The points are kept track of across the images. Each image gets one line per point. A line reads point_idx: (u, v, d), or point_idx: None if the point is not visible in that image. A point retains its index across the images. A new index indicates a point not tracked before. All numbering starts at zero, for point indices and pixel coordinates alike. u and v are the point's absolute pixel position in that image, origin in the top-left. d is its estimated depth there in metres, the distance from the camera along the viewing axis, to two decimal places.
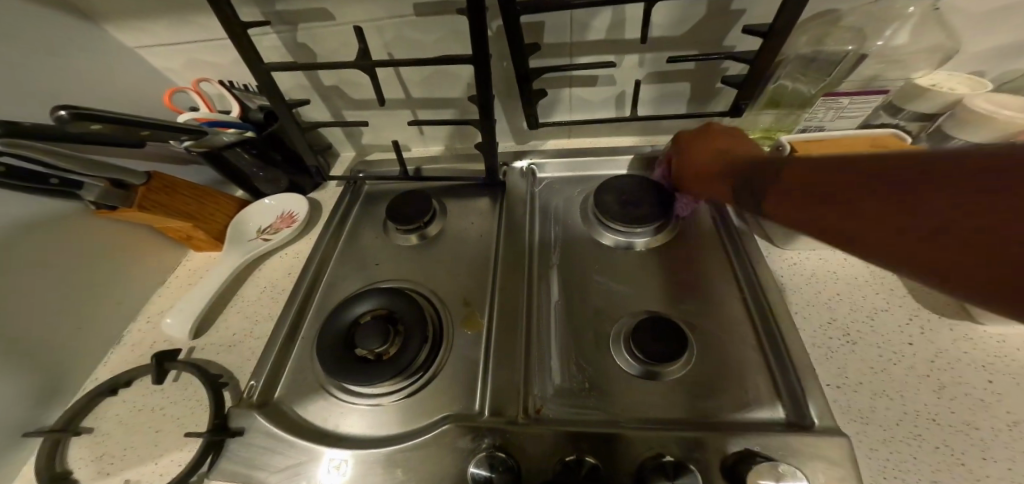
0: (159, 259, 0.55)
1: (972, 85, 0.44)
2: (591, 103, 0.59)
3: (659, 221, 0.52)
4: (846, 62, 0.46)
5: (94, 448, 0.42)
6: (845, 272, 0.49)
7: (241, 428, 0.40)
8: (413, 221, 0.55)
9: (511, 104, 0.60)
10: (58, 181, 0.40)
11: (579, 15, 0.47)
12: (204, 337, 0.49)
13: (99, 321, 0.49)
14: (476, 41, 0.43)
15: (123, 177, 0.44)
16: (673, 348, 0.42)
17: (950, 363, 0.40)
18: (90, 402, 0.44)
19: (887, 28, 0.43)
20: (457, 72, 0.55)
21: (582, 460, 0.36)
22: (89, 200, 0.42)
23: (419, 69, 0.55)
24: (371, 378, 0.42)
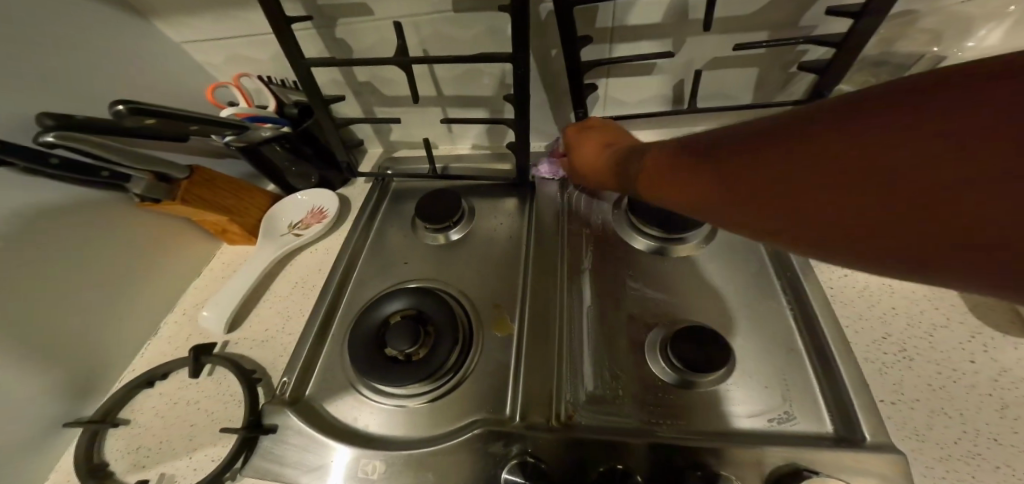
0: (195, 252, 0.57)
1: None
2: (629, 103, 0.57)
3: (698, 227, 0.50)
4: (918, 66, 0.43)
5: (133, 438, 0.43)
6: (901, 284, 0.46)
7: (274, 425, 0.41)
8: (443, 221, 0.55)
9: (544, 103, 0.59)
10: (109, 173, 0.41)
11: (622, 5, 0.44)
12: (238, 332, 0.50)
13: (137, 313, 0.50)
14: (517, 38, 0.42)
15: (168, 171, 0.45)
16: (714, 361, 0.40)
17: (1016, 381, 0.37)
18: (129, 393, 0.46)
19: (964, 25, 0.40)
20: (492, 69, 0.54)
21: (616, 468, 0.35)
22: (136, 193, 0.43)
23: (453, 67, 0.54)
24: (401, 379, 0.42)
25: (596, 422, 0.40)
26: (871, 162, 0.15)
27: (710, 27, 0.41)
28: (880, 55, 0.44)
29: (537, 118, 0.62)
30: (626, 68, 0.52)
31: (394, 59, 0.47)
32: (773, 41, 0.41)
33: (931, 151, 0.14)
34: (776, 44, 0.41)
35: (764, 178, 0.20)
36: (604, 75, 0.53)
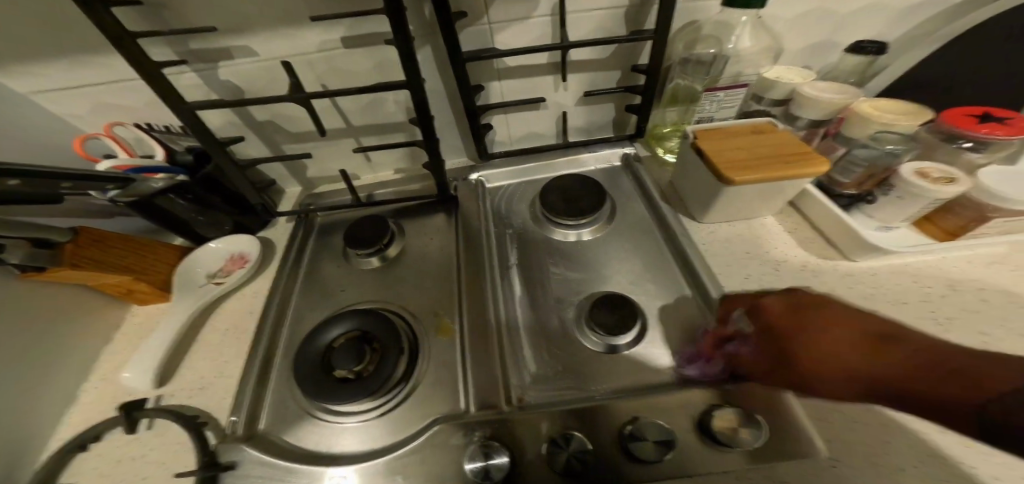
0: (98, 317, 0.51)
1: (802, 75, 0.57)
2: (524, 116, 0.66)
3: (598, 210, 0.58)
4: (716, 64, 0.57)
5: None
6: (750, 232, 0.56)
7: (233, 462, 0.39)
8: (373, 244, 0.57)
9: (447, 123, 0.64)
10: None
11: (497, 28, 0.53)
12: (166, 388, 0.47)
13: (52, 382, 0.45)
14: (408, 65, 0.47)
15: (46, 235, 0.42)
16: (626, 321, 0.47)
17: (842, 297, 0.48)
18: (59, 463, 0.41)
19: (731, 34, 0.55)
20: (390, 97, 0.58)
21: (569, 435, 0.39)
22: (12, 262, 0.39)
23: (356, 97, 0.57)
24: (353, 396, 0.43)
25: (547, 398, 0.45)
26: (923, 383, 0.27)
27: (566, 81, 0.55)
28: (691, 56, 0.58)
29: (446, 136, 0.67)
30: (508, 83, 0.60)
31: (290, 97, 0.49)
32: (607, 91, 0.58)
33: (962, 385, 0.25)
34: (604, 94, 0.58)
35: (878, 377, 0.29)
36: (495, 93, 0.62)
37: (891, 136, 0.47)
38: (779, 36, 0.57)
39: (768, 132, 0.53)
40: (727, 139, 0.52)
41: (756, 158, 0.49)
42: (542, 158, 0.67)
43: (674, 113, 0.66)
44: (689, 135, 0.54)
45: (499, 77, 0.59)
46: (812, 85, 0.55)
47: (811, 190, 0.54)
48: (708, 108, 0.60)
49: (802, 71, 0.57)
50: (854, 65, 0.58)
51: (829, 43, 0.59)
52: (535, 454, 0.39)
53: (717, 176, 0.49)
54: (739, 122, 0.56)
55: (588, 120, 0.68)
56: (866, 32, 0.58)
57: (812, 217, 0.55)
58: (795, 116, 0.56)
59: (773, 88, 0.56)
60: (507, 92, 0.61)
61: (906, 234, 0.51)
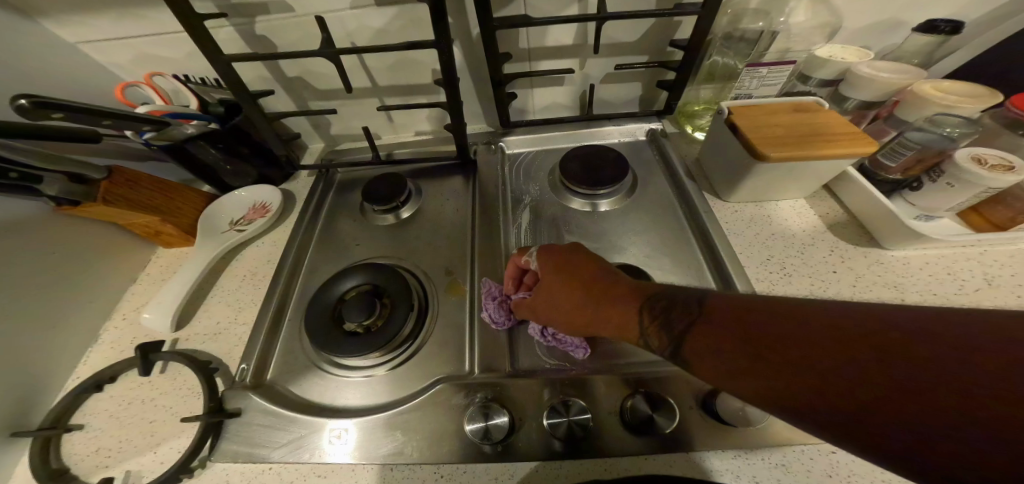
0: (127, 259, 0.54)
1: (859, 55, 0.53)
2: (552, 87, 0.64)
3: (619, 182, 0.56)
4: (762, 41, 0.54)
5: (91, 441, 0.43)
6: (777, 214, 0.53)
7: (239, 409, 0.42)
8: (391, 200, 0.57)
9: (472, 89, 0.63)
10: (19, 175, 0.38)
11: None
12: (187, 329, 0.49)
13: (75, 321, 0.48)
14: (439, 28, 0.45)
15: (82, 171, 0.43)
16: None
17: (868, 285, 0.45)
18: (76, 399, 0.45)
19: (787, 6, 0.52)
20: (416, 59, 0.57)
21: (570, 402, 0.40)
22: (49, 194, 0.41)
23: (384, 58, 0.56)
24: (362, 349, 0.45)
25: (550, 365, 0.46)
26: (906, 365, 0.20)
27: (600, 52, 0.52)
28: (738, 32, 0.54)
29: (470, 102, 0.65)
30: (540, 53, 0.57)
31: (321, 52, 0.49)
32: (642, 64, 0.55)
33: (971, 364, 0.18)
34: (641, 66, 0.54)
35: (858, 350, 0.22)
36: (525, 62, 0.59)
37: (953, 119, 0.44)
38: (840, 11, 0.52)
39: (812, 110, 0.50)
40: (765, 116, 0.49)
41: (796, 134, 0.46)
42: (566, 128, 0.66)
43: (708, 92, 0.63)
44: (724, 111, 0.51)
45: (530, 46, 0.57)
46: (869, 65, 0.50)
47: (851, 172, 0.51)
48: (748, 85, 0.56)
49: (860, 50, 0.53)
50: (917, 46, 0.53)
51: (893, 21, 0.55)
52: (532, 417, 0.40)
53: (750, 152, 0.47)
54: (781, 99, 0.53)
55: (618, 94, 0.65)
56: (939, 11, 0.53)
57: (848, 202, 0.52)
58: (844, 97, 0.53)
59: (825, 66, 0.53)
60: (539, 60, 0.59)
61: (946, 225, 0.48)
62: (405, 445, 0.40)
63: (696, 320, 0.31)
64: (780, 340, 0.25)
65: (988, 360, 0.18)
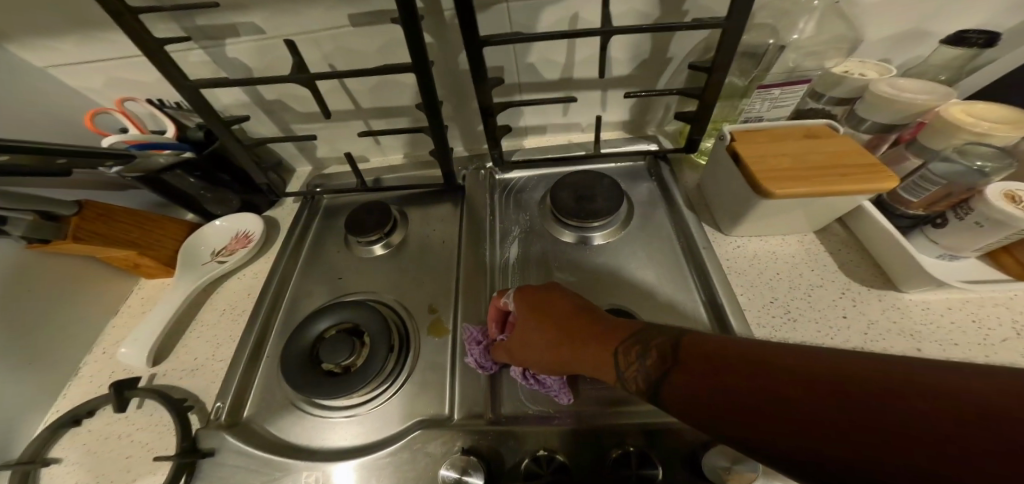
0: (107, 289, 0.53)
1: (878, 70, 0.48)
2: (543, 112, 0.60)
3: (613, 213, 0.52)
4: (768, 55, 0.49)
5: (69, 473, 0.42)
6: (783, 251, 0.49)
7: (212, 449, 0.41)
8: (374, 232, 0.54)
9: (460, 110, 0.60)
10: None
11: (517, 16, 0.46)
12: (164, 364, 0.48)
13: (53, 352, 0.47)
14: (414, 50, 0.43)
15: (51, 208, 0.43)
16: None
17: (881, 333, 0.41)
18: (54, 434, 0.44)
19: (799, 22, 0.47)
20: (397, 80, 0.54)
21: (552, 456, 0.37)
22: (17, 235, 0.41)
23: (363, 79, 0.54)
24: (338, 392, 0.43)
25: (533, 412, 0.43)
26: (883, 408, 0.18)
27: (602, 75, 0.45)
28: (743, 48, 0.50)
29: (457, 123, 0.62)
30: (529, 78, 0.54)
31: (292, 77, 0.46)
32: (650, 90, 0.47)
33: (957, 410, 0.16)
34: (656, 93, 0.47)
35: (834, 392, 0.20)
36: (514, 88, 0.56)
37: (984, 149, 0.39)
38: (855, 22, 0.48)
39: (825, 136, 0.46)
40: (773, 143, 0.45)
41: (806, 166, 0.42)
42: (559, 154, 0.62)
43: (713, 110, 0.57)
44: (726, 136, 0.47)
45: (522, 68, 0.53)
46: (890, 83, 0.45)
47: (866, 205, 0.46)
48: (759, 107, 0.52)
49: (880, 64, 0.49)
50: (947, 59, 0.48)
51: (916, 32, 0.50)
52: (512, 469, 0.37)
53: (754, 187, 0.43)
54: (791, 123, 0.49)
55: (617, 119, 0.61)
56: (969, 20, 0.48)
57: (862, 237, 0.48)
58: (861, 119, 0.48)
59: (841, 84, 0.48)
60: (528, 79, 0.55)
61: (972, 267, 0.44)
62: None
63: (674, 367, 0.29)
64: (752, 380, 0.23)
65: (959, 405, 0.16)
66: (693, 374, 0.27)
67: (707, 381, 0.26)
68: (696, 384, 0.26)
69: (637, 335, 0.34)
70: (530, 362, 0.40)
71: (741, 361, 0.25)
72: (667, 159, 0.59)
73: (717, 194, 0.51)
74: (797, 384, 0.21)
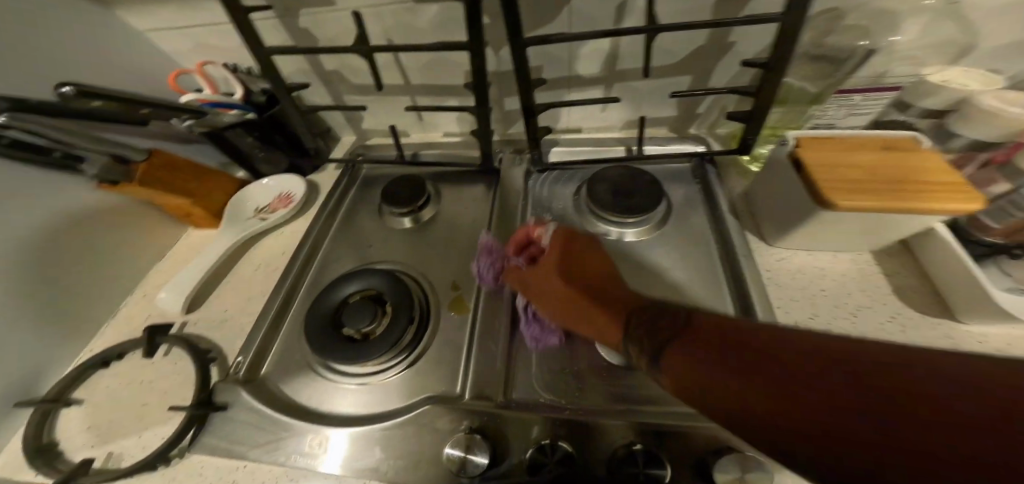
0: (157, 237, 0.57)
1: (986, 81, 0.43)
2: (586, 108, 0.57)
3: (650, 210, 0.50)
4: (853, 61, 0.45)
5: (85, 417, 0.45)
6: (834, 269, 0.46)
7: (225, 403, 0.42)
8: (407, 205, 0.55)
9: (508, 95, 0.60)
10: (63, 155, 0.42)
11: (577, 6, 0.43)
12: (197, 313, 0.51)
13: (99, 289, 0.51)
14: (473, 31, 0.43)
15: (125, 153, 0.46)
16: None
17: None
18: (81, 374, 0.47)
19: (902, 22, 0.42)
20: (451, 60, 0.55)
21: (556, 444, 0.36)
22: (91, 174, 0.44)
23: (418, 56, 0.55)
24: (358, 357, 0.44)
25: (544, 400, 0.42)
26: (899, 392, 0.15)
27: (651, 75, 0.43)
28: (823, 49, 0.46)
29: (503, 107, 0.62)
30: (579, 73, 0.51)
31: (355, 49, 0.47)
32: (703, 91, 0.44)
33: (984, 397, 0.13)
34: (703, 93, 0.44)
35: (841, 374, 0.17)
36: (562, 84, 0.53)
37: None
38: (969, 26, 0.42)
39: (904, 151, 0.42)
40: (843, 153, 0.42)
41: (885, 183, 0.38)
42: (598, 148, 0.59)
43: (775, 115, 0.53)
44: (789, 143, 0.44)
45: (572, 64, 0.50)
46: (995, 94, 0.41)
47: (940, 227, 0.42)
48: (833, 114, 0.48)
49: (988, 74, 0.43)
50: None
51: None
52: (515, 453, 0.37)
53: (816, 197, 0.39)
54: (868, 132, 0.45)
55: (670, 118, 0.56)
56: None
57: (926, 262, 0.44)
58: (953, 133, 0.44)
59: (935, 94, 0.44)
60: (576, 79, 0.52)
61: None
62: (379, 465, 0.38)
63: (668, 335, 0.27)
64: (749, 354, 0.21)
65: (994, 396, 0.13)
66: (686, 342, 0.25)
67: (701, 349, 0.24)
68: (690, 351, 0.24)
69: (641, 306, 0.32)
70: (539, 306, 0.41)
71: (743, 337, 0.22)
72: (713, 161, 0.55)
73: (763, 201, 0.49)
74: (798, 362, 0.19)
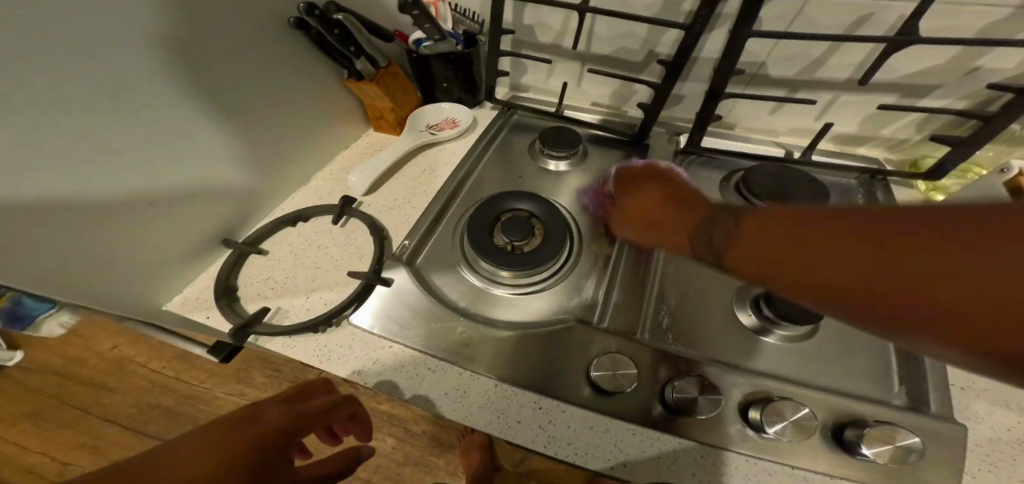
0: (349, 130, 0.65)
1: None
2: (761, 108, 0.54)
3: (814, 209, 0.47)
4: None
5: (266, 268, 0.51)
6: None
7: (390, 279, 0.47)
8: (563, 149, 0.59)
9: (689, 82, 0.56)
10: (356, 49, 0.53)
11: (812, 9, 0.42)
12: (372, 197, 0.58)
13: (302, 164, 0.59)
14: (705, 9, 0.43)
15: (377, 57, 0.57)
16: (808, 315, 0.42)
17: None
18: (275, 228, 0.54)
19: None
20: (642, 35, 0.54)
21: (689, 382, 0.39)
22: (358, 68, 0.55)
23: (614, 24, 0.55)
24: (507, 264, 0.48)
25: (678, 347, 0.44)
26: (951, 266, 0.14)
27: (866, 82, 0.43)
28: None
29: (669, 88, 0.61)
30: (771, 74, 0.49)
31: (574, 8, 0.48)
32: (928, 108, 0.41)
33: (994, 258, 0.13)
34: (908, 109, 0.42)
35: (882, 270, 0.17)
36: (744, 81, 0.52)
37: None
38: None
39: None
40: None
41: None
42: (758, 145, 0.57)
43: (985, 152, 0.48)
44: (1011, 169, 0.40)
45: (770, 60, 0.48)
46: None
47: None
48: None
49: None
50: None
51: None
52: (651, 385, 0.40)
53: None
54: None
55: (851, 134, 0.53)
56: None
57: None
58: None
59: None
60: (767, 79, 0.51)
61: None
62: (517, 370, 0.42)
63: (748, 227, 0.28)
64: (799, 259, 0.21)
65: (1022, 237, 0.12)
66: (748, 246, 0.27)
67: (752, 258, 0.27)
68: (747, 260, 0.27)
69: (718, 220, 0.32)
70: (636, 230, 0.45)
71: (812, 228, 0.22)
72: (886, 184, 0.51)
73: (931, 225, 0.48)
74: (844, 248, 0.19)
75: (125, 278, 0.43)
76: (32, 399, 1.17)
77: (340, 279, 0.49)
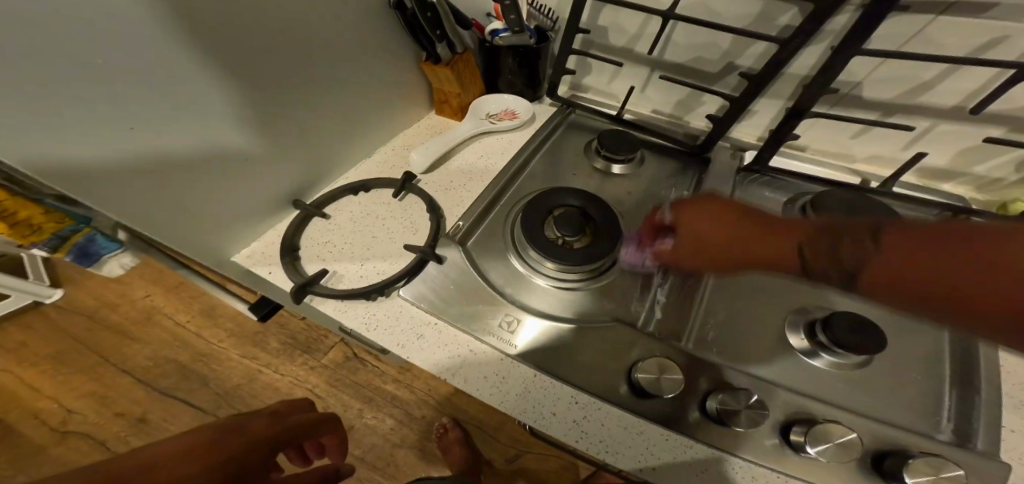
0: (415, 110, 0.68)
1: None
2: (840, 131, 0.53)
3: None
4: None
5: (327, 231, 0.53)
6: None
7: (441, 257, 0.48)
8: (622, 152, 0.58)
9: (768, 97, 0.55)
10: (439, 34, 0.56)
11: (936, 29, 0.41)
12: (431, 176, 0.60)
13: (366, 139, 0.62)
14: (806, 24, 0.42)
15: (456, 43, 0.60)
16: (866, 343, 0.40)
17: None
18: (336, 196, 0.57)
19: None
20: (724, 46, 0.53)
21: (741, 394, 0.38)
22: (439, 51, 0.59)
23: (694, 32, 0.54)
24: (557, 257, 0.48)
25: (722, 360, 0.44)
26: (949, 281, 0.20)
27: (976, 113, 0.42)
28: None
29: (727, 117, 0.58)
30: (863, 95, 0.48)
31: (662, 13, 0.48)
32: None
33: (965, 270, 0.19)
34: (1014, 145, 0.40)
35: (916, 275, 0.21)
36: (832, 101, 0.50)
37: None
38: None
39: None
40: None
41: None
42: (834, 171, 0.55)
43: None
44: None
45: (867, 79, 0.46)
46: None
47: None
48: None
49: None
50: None
51: None
52: (694, 392, 0.40)
53: None
54: None
55: (940, 168, 0.50)
56: None
57: None
58: None
59: None
60: (855, 101, 0.49)
61: None
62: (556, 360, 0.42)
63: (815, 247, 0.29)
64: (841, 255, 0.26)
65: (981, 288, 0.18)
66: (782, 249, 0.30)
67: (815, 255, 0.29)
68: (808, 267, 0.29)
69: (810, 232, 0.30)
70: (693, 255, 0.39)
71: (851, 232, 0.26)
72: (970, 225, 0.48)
73: None
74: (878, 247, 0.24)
75: (204, 228, 0.46)
76: (86, 337, 1.29)
77: (393, 251, 0.51)
